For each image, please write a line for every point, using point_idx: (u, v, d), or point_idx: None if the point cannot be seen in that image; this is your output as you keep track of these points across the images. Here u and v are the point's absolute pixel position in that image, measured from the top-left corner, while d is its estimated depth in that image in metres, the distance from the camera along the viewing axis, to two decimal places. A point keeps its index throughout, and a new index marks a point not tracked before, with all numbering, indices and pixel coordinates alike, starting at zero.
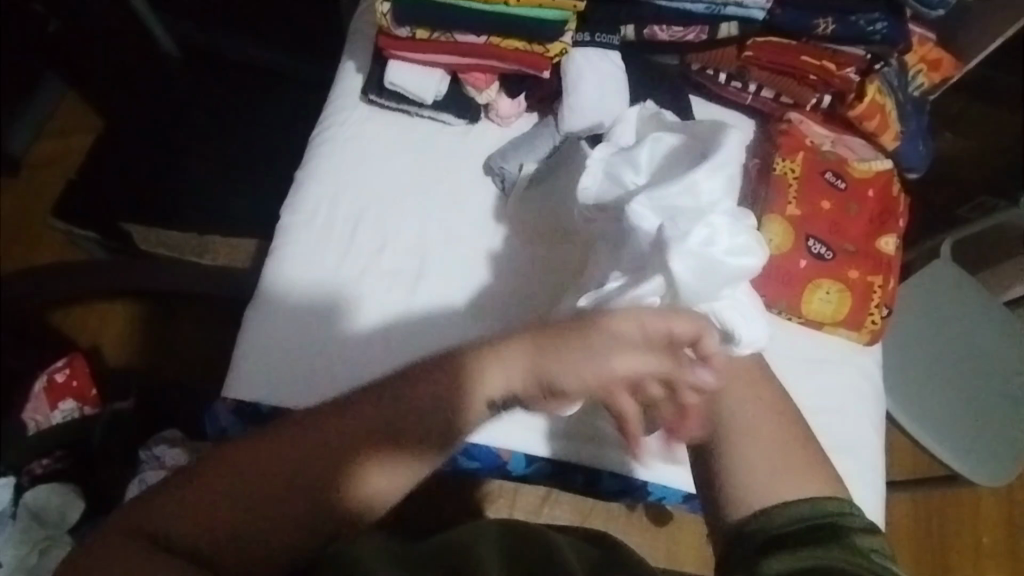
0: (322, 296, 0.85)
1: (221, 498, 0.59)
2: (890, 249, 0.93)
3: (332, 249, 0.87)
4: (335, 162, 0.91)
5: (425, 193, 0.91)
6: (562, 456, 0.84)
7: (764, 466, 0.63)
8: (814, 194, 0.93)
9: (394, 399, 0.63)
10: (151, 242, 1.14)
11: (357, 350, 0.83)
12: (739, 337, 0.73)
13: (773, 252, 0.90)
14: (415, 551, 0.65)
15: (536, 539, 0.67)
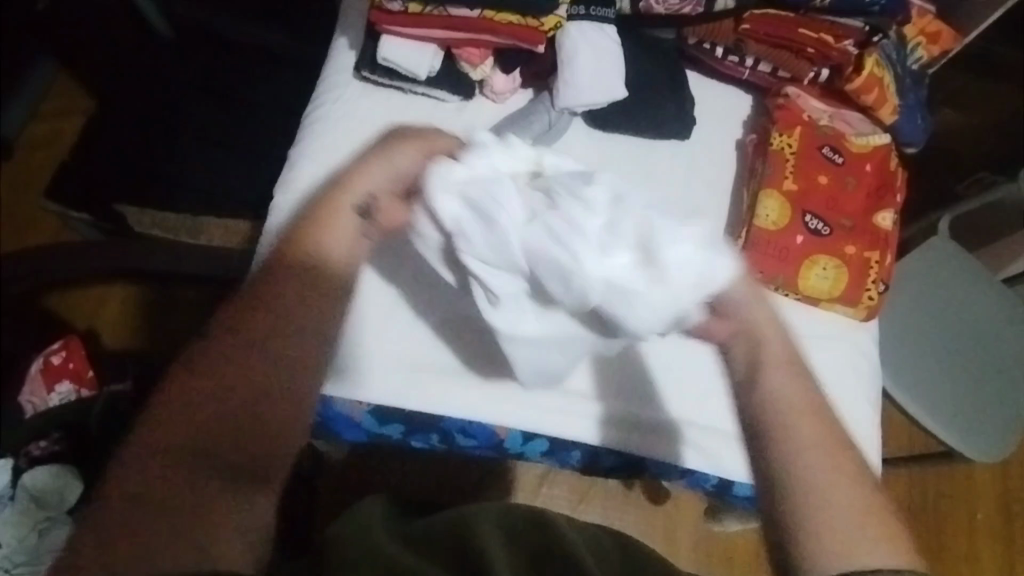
0: None
1: (166, 425, 0.62)
2: (888, 224, 0.93)
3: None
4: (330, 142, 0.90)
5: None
6: (559, 432, 0.85)
7: (845, 521, 0.63)
8: (812, 169, 0.92)
9: (303, 303, 0.71)
10: (144, 222, 1.13)
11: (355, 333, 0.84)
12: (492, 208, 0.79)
13: (770, 228, 0.89)
14: (413, 532, 0.65)
15: (541, 521, 0.66)
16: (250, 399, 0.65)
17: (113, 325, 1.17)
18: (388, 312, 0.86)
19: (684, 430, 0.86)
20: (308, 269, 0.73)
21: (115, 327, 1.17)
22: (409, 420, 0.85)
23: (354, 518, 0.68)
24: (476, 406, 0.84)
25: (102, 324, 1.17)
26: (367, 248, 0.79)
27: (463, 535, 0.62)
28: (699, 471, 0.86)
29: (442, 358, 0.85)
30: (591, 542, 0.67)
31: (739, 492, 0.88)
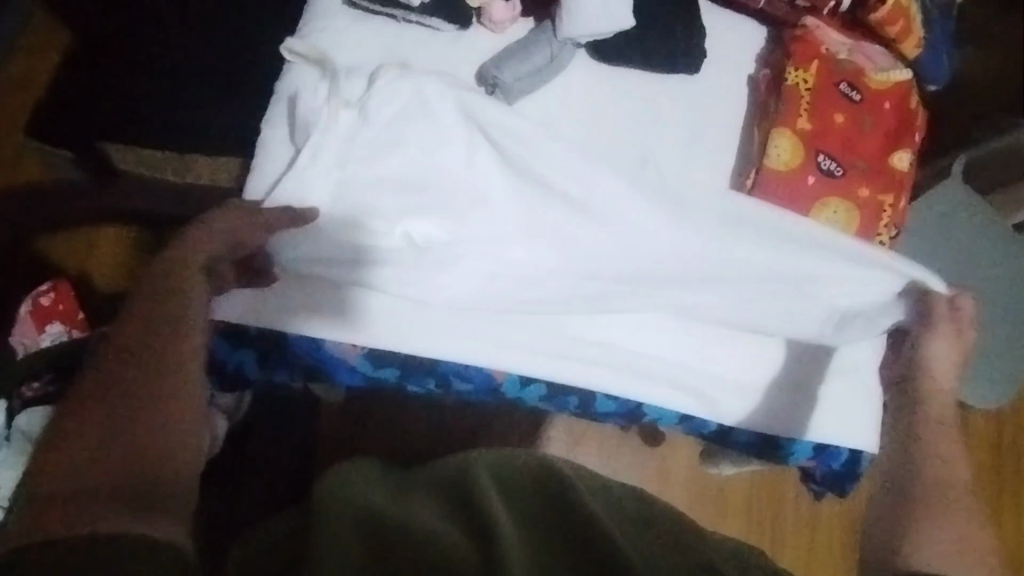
0: (323, 244, 0.79)
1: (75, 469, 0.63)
2: (904, 165, 0.89)
3: (322, 168, 0.80)
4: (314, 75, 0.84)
5: (416, 101, 0.83)
6: (559, 376, 0.83)
7: (940, 532, 0.71)
8: (827, 108, 0.88)
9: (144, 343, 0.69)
10: (129, 160, 1.10)
11: (358, 273, 0.80)
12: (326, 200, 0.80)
13: (781, 169, 0.86)
14: (418, 487, 0.68)
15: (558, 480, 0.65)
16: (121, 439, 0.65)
17: (104, 267, 1.14)
18: (395, 251, 0.81)
19: (685, 376, 0.85)
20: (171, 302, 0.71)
21: (106, 269, 1.14)
22: (405, 364, 0.82)
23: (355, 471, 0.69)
24: (474, 350, 0.82)
25: (91, 265, 1.14)
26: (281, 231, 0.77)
27: (462, 490, 0.65)
28: (696, 415, 0.85)
29: (447, 317, 0.82)
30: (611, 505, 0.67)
31: (734, 437, 0.87)
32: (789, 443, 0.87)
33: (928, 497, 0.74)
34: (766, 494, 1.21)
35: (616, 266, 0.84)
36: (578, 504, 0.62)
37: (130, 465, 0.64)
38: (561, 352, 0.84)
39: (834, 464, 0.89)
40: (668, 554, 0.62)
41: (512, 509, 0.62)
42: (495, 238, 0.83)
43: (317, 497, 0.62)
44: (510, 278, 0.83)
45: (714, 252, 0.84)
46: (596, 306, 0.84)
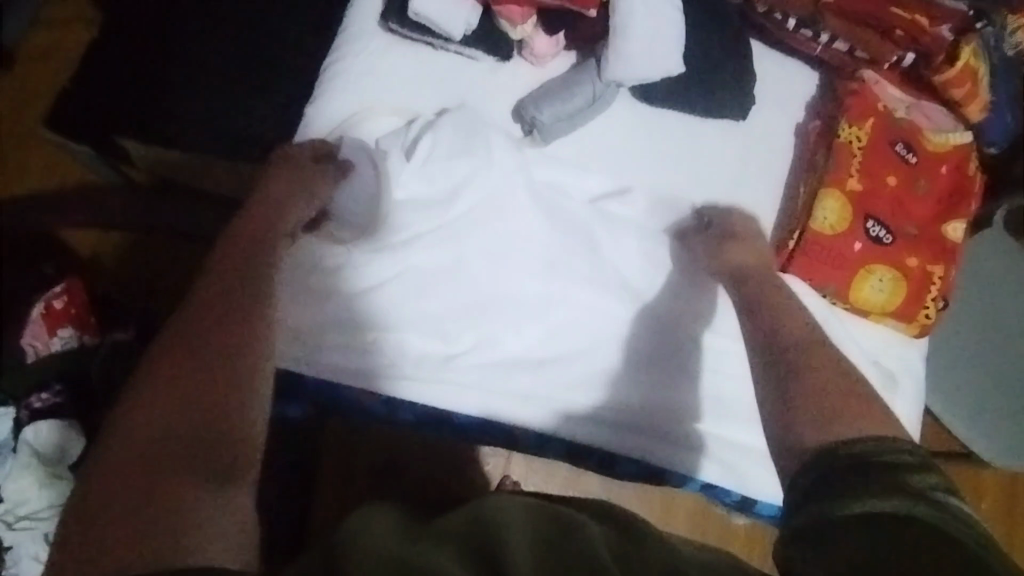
0: (360, 270, 0.78)
1: (138, 423, 0.59)
2: (958, 236, 0.84)
3: (347, 221, 0.79)
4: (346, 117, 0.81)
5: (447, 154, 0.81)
6: (579, 437, 0.78)
7: (836, 411, 0.63)
8: (881, 167, 0.83)
9: (215, 299, 0.68)
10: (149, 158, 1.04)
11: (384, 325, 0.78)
12: (372, 223, 0.79)
13: (826, 232, 0.81)
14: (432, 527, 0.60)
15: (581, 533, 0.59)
16: (187, 401, 0.60)
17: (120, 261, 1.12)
18: (420, 307, 0.78)
19: (709, 443, 0.81)
20: (253, 260, 0.71)
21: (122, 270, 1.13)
22: (423, 415, 0.78)
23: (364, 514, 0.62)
24: (495, 404, 0.78)
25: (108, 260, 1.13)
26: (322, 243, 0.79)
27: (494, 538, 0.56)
28: (720, 484, 0.81)
29: (483, 351, 0.79)
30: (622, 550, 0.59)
31: (759, 509, 0.82)
32: None
33: (830, 404, 0.64)
34: None
35: (645, 328, 0.82)
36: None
37: (198, 438, 0.58)
38: (591, 402, 0.79)
39: None
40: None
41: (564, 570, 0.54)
42: (523, 295, 0.80)
43: (335, 548, 0.56)
44: (539, 342, 0.80)
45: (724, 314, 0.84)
46: (626, 375, 0.81)
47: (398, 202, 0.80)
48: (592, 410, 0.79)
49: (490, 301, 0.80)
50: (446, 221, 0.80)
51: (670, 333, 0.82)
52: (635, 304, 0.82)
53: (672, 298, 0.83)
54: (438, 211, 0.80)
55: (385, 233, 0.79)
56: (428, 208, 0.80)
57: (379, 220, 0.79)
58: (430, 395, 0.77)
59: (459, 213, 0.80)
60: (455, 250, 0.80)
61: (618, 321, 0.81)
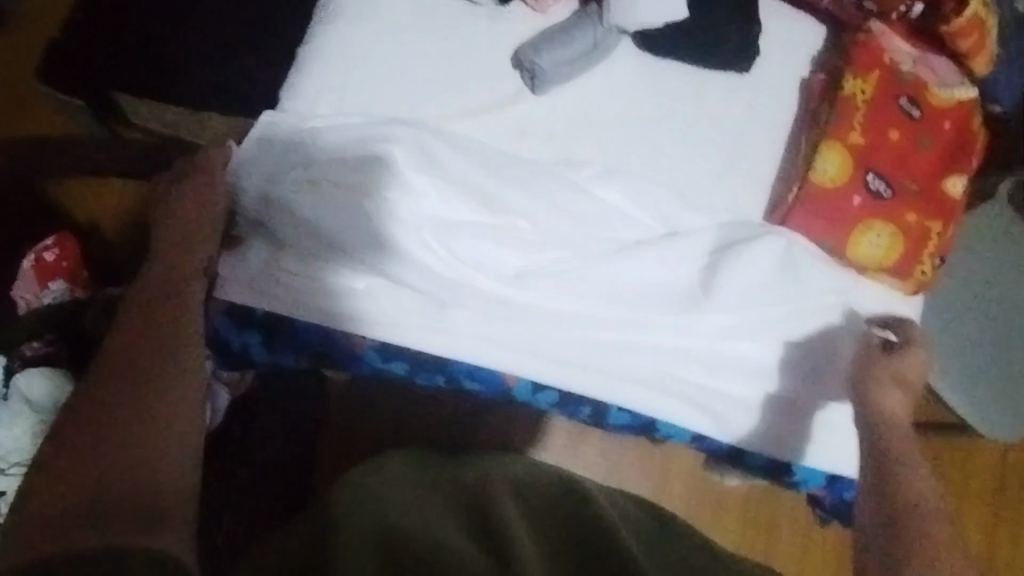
0: (345, 213, 0.77)
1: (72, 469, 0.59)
2: (957, 191, 0.83)
3: (327, 162, 0.78)
4: (316, 81, 0.81)
5: (448, 102, 0.82)
6: (569, 383, 0.79)
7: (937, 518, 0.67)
8: (883, 120, 0.82)
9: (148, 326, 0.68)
10: (145, 114, 1.04)
11: (360, 273, 0.77)
12: (359, 167, 0.78)
13: (826, 185, 0.81)
14: (438, 482, 0.69)
15: (579, 502, 0.66)
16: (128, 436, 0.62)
17: (115, 219, 1.11)
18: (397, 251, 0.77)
19: (700, 394, 0.81)
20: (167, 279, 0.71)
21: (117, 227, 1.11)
22: (414, 360, 0.79)
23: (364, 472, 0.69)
24: (489, 350, 0.78)
25: (102, 218, 1.11)
26: (309, 186, 0.77)
27: (487, 509, 0.64)
28: (710, 436, 0.82)
29: (474, 299, 0.79)
30: (632, 524, 0.68)
31: (748, 460, 0.84)
32: (803, 471, 0.84)
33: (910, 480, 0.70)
34: (766, 500, 1.23)
35: (638, 282, 0.81)
36: (601, 529, 0.63)
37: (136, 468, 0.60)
38: (582, 353, 0.80)
39: (845, 495, 0.86)
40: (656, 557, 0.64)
41: (532, 525, 0.63)
42: (507, 251, 0.79)
43: (326, 509, 0.62)
44: (525, 296, 0.79)
45: (717, 274, 0.81)
46: (615, 329, 0.80)
47: (388, 148, 0.78)
48: (581, 361, 0.80)
49: (474, 252, 0.79)
50: (435, 170, 0.79)
51: (665, 286, 0.82)
52: (631, 256, 0.81)
53: (657, 261, 0.81)
54: (428, 159, 0.79)
55: (370, 178, 0.77)
56: (415, 157, 0.78)
57: (365, 164, 0.78)
58: (421, 340, 0.77)
59: (448, 161, 0.79)
60: (443, 198, 0.79)
61: (612, 273, 0.81)
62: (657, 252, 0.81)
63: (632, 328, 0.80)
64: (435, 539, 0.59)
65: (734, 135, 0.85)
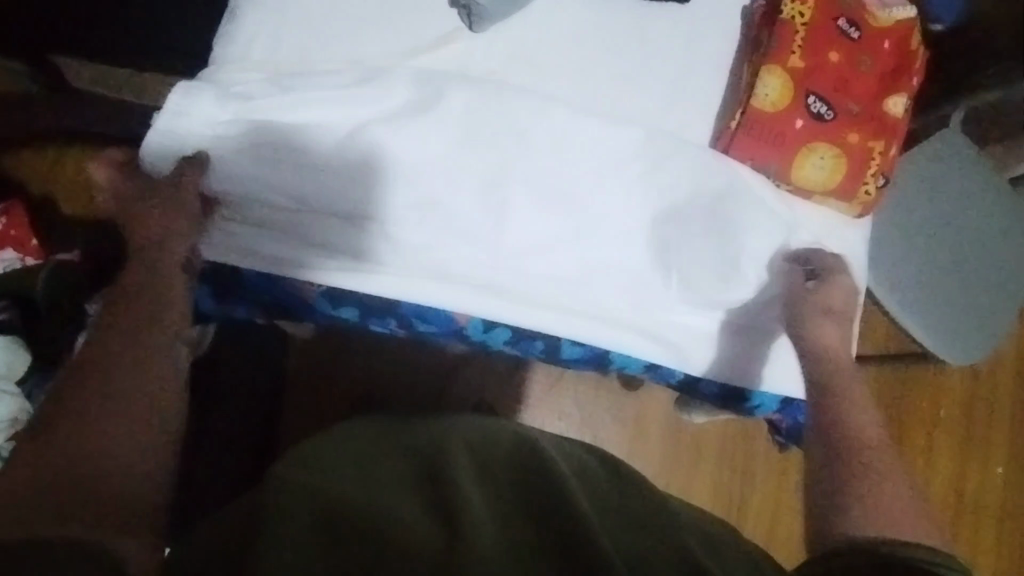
0: (309, 159, 0.77)
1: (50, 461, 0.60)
2: (898, 111, 0.84)
3: (279, 112, 0.77)
4: (247, 27, 0.79)
5: (387, 48, 0.81)
6: (521, 321, 0.80)
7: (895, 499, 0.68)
8: (823, 44, 0.83)
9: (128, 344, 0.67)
10: (83, 80, 1.06)
11: (323, 231, 0.78)
12: (313, 116, 0.77)
13: (768, 109, 0.81)
14: (397, 446, 0.58)
15: (554, 478, 0.55)
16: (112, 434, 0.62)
17: (70, 189, 1.08)
18: (362, 196, 0.78)
19: (652, 323, 0.84)
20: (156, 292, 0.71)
21: (71, 196, 1.08)
22: (364, 304, 0.80)
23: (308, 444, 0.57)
24: (440, 290, 0.78)
25: (56, 187, 1.08)
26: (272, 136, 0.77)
27: (435, 464, 0.55)
28: (664, 364, 0.84)
29: (434, 241, 0.79)
30: (611, 498, 0.56)
31: (701, 386, 0.87)
32: (754, 395, 0.87)
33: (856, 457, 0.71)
34: (737, 438, 1.27)
35: (586, 220, 0.82)
36: (554, 476, 0.55)
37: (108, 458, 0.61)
38: (538, 291, 0.81)
39: (798, 417, 0.89)
40: (623, 512, 0.55)
41: (485, 484, 0.54)
42: (456, 201, 0.80)
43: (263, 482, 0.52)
44: (476, 243, 0.80)
45: (649, 204, 0.83)
46: (566, 267, 0.82)
47: (344, 96, 0.77)
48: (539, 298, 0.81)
49: (428, 202, 0.79)
50: (391, 117, 0.79)
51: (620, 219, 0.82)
52: (585, 194, 0.82)
53: (610, 195, 0.82)
54: (379, 109, 0.78)
55: (329, 127, 0.78)
56: (368, 107, 0.78)
57: (317, 114, 0.77)
58: (395, 288, 0.78)
59: (405, 111, 0.79)
60: (400, 143, 0.79)
61: (568, 209, 0.82)
62: (608, 187, 0.82)
63: (593, 263, 0.82)
64: (381, 507, 0.50)
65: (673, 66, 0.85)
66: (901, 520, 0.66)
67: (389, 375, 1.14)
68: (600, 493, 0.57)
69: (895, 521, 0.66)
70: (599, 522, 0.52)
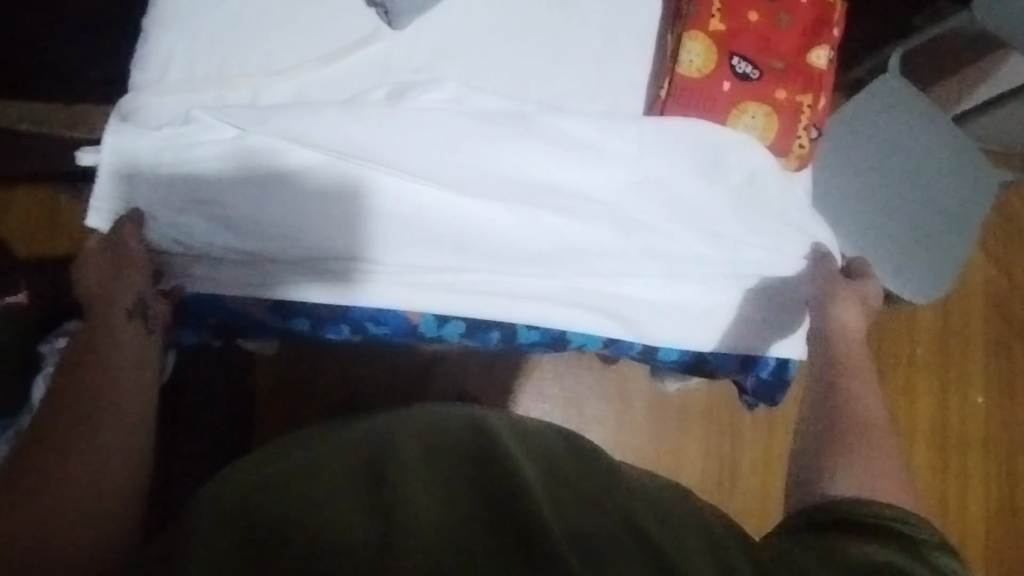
0: (241, 166, 0.75)
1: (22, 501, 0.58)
2: (822, 63, 0.85)
3: (207, 125, 0.75)
4: (168, 49, 0.79)
5: (311, 54, 0.81)
6: (474, 312, 0.80)
7: (877, 469, 0.67)
8: (741, 5, 0.84)
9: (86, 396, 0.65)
10: (10, 115, 0.98)
11: (274, 238, 0.76)
12: (239, 124, 0.75)
13: (693, 76, 0.82)
14: (339, 438, 0.56)
15: (500, 457, 0.52)
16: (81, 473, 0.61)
17: (24, 229, 1.09)
18: (297, 201, 0.76)
19: (605, 300, 0.83)
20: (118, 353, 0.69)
21: (26, 236, 1.09)
22: (313, 313, 0.80)
23: (250, 457, 0.56)
24: (385, 291, 0.78)
25: (10, 229, 1.09)
26: (200, 150, 0.75)
27: (382, 459, 0.52)
28: (622, 337, 0.85)
29: (375, 236, 0.77)
30: (565, 472, 0.54)
31: (660, 356, 0.88)
32: (716, 357, 0.89)
33: (847, 436, 0.72)
34: (719, 401, 1.28)
35: (528, 203, 0.80)
36: (506, 464, 0.52)
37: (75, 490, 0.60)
38: (488, 280, 0.80)
39: (764, 373, 0.91)
40: (583, 502, 0.51)
41: (437, 476, 0.51)
42: (399, 195, 0.77)
43: (204, 495, 0.51)
44: (428, 237, 0.78)
45: (597, 178, 0.82)
46: (518, 248, 0.80)
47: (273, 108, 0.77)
48: (488, 287, 0.80)
49: (372, 200, 0.77)
50: (321, 113, 0.76)
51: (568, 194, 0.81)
52: (528, 172, 0.80)
53: (551, 172, 0.81)
54: (310, 111, 0.77)
55: (257, 131, 0.75)
56: (298, 109, 0.76)
57: (245, 122, 0.75)
58: (339, 294, 0.77)
59: (337, 107, 0.77)
60: (332, 138, 0.76)
61: (509, 190, 0.80)
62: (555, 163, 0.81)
63: (543, 242, 0.80)
64: (317, 507, 0.48)
65: (601, 44, 0.86)
66: (881, 479, 0.66)
67: (367, 377, 1.15)
68: (557, 476, 0.53)
69: (877, 481, 0.65)
70: (555, 514, 0.49)
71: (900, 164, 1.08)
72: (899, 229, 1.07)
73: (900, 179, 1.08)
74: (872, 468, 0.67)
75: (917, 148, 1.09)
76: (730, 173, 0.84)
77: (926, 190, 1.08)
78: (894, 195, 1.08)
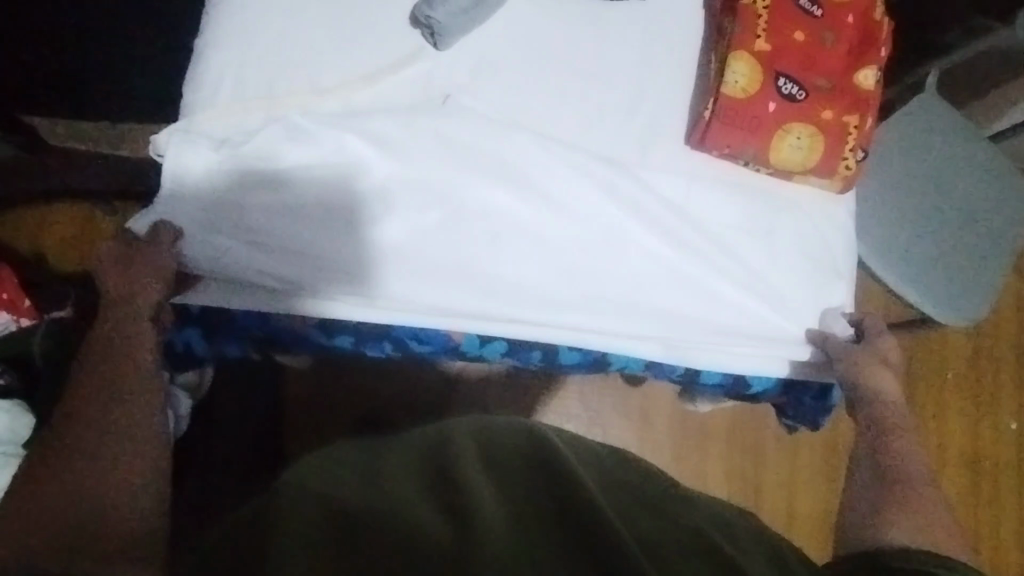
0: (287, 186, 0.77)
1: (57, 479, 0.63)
2: (869, 83, 0.84)
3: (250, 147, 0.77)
4: (212, 67, 0.78)
5: (356, 72, 0.81)
6: (519, 332, 0.80)
7: (919, 526, 0.66)
8: (787, 24, 0.83)
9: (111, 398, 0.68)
10: (60, 135, 1.07)
11: (329, 261, 0.77)
12: (289, 150, 0.77)
13: (738, 96, 0.81)
14: (399, 449, 0.59)
15: (556, 467, 0.55)
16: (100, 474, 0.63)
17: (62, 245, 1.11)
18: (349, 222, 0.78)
19: (648, 317, 0.82)
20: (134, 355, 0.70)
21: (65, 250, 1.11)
22: (357, 330, 0.80)
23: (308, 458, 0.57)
24: (430, 311, 0.78)
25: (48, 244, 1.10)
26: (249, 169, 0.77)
27: (447, 466, 0.55)
28: (663, 360, 0.83)
29: (423, 261, 0.79)
30: (611, 484, 0.56)
31: (703, 377, 0.86)
32: (758, 381, 0.87)
33: (899, 486, 0.72)
34: (747, 422, 1.27)
35: (571, 236, 0.82)
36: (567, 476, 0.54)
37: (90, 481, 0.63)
38: (534, 300, 0.81)
39: (805, 398, 0.89)
40: (644, 516, 0.53)
41: (504, 482, 0.54)
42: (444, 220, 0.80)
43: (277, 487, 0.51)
44: (477, 257, 0.80)
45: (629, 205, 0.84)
46: (560, 267, 0.82)
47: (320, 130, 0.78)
48: (532, 306, 0.80)
49: (419, 228, 0.80)
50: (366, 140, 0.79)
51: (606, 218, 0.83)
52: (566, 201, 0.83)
53: (591, 196, 0.83)
54: (359, 134, 0.79)
55: (299, 153, 0.77)
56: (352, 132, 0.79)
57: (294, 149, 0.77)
58: (391, 315, 0.78)
59: (383, 131, 0.80)
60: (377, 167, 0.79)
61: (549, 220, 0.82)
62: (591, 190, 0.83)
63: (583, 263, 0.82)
64: (396, 503, 0.49)
65: (643, 63, 0.87)
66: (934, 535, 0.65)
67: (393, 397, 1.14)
68: (610, 490, 0.56)
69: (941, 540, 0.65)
70: (622, 524, 0.51)
71: (939, 183, 1.07)
72: (933, 255, 1.05)
73: (939, 199, 1.07)
74: (915, 517, 0.68)
75: (957, 168, 1.08)
76: (773, 224, 0.87)
77: (967, 213, 1.07)
78: (933, 218, 1.06)
